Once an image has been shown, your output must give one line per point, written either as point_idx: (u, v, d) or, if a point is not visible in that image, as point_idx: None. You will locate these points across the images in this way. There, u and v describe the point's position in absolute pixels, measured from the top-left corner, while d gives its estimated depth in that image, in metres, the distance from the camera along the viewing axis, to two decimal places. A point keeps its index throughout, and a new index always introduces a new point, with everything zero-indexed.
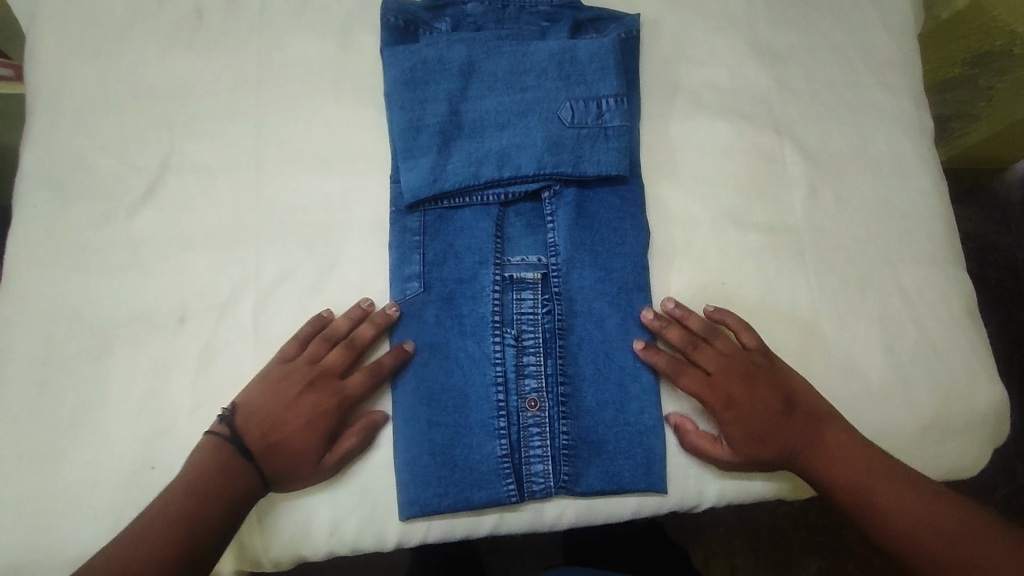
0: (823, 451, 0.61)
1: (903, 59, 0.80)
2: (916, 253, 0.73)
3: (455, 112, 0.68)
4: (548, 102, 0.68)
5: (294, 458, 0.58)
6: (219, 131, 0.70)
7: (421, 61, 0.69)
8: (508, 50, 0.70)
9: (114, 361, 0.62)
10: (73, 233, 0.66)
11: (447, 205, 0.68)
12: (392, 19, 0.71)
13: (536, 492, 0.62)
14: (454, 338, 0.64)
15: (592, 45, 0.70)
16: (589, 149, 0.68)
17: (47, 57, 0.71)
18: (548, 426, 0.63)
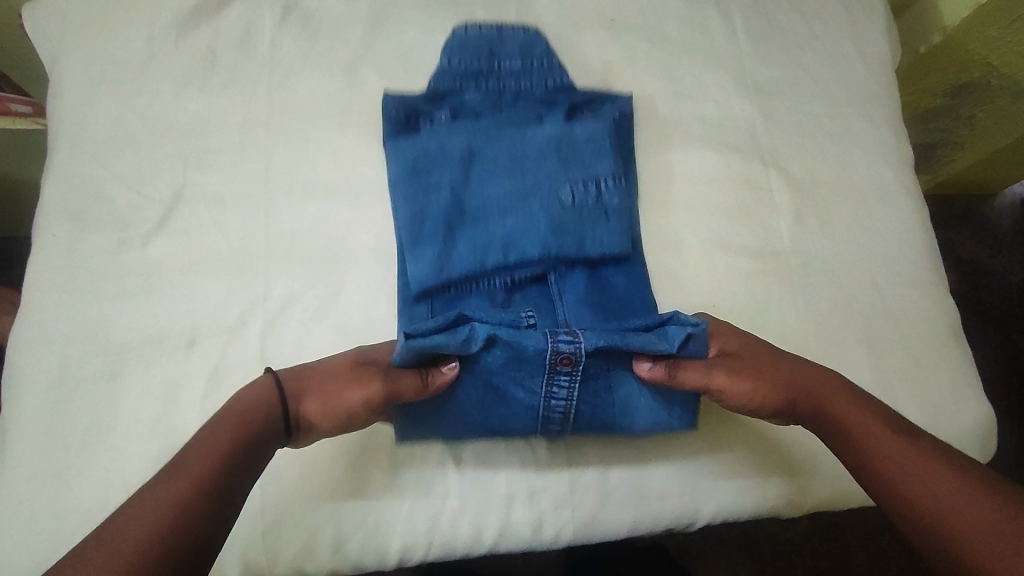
0: (836, 399, 0.59)
1: (883, 90, 0.84)
2: (901, 275, 0.75)
3: (458, 200, 0.71)
4: (549, 186, 0.71)
5: (315, 381, 0.57)
6: (229, 163, 0.74)
7: (424, 153, 0.72)
8: (507, 137, 0.73)
9: (128, 382, 0.65)
10: (89, 260, 0.70)
11: (454, 293, 0.69)
12: (392, 117, 0.74)
13: (563, 344, 0.59)
14: (473, 405, 0.62)
15: (588, 128, 0.74)
16: (590, 229, 0.70)
17: (68, 96, 0.76)
18: (572, 407, 0.62)
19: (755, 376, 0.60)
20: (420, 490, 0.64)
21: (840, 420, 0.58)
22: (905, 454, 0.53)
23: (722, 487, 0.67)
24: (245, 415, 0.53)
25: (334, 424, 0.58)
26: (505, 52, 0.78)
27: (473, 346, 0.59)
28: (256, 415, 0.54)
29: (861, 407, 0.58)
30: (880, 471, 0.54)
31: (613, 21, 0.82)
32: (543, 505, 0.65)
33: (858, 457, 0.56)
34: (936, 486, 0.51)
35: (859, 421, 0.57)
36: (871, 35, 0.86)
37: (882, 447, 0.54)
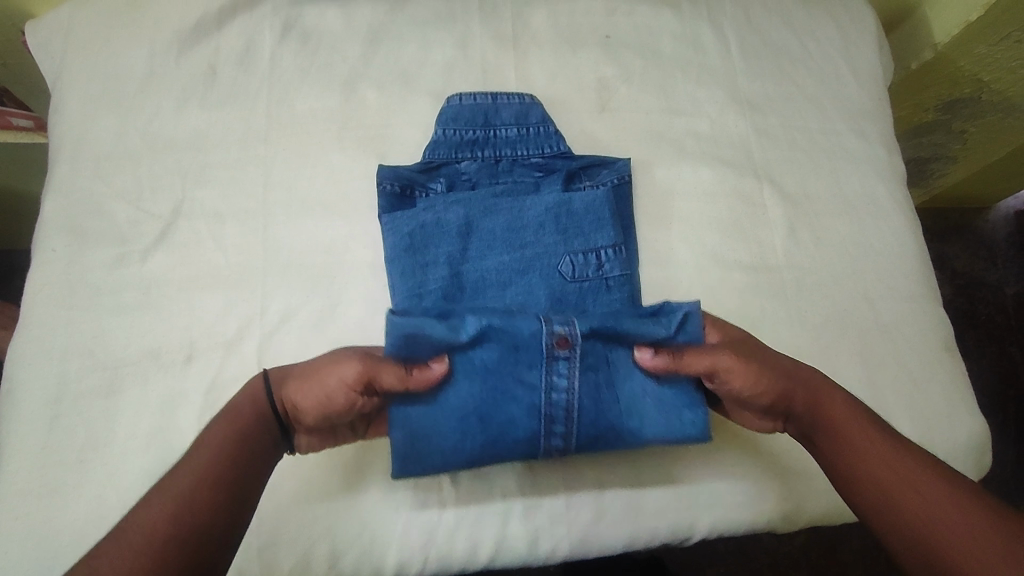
0: (837, 406, 0.57)
1: (874, 106, 0.85)
2: (894, 290, 0.76)
3: (456, 274, 0.68)
4: (549, 258, 0.69)
5: (299, 370, 0.57)
6: (228, 179, 0.75)
7: (420, 227, 0.69)
8: (505, 207, 0.70)
9: (126, 397, 0.65)
10: (88, 275, 0.70)
11: None
12: (387, 185, 0.72)
13: (555, 326, 0.60)
14: (476, 420, 0.60)
15: (587, 197, 0.71)
16: (592, 301, 0.68)
17: (69, 112, 0.77)
18: (572, 398, 0.60)
19: (760, 364, 0.58)
20: (416, 505, 0.64)
21: (840, 426, 0.56)
22: (891, 461, 0.52)
23: (717, 504, 0.67)
24: (236, 416, 0.54)
25: (319, 416, 0.56)
26: (500, 119, 0.76)
27: (465, 334, 0.60)
28: (243, 416, 0.54)
29: (858, 415, 0.56)
30: (865, 476, 0.52)
31: (608, 38, 0.83)
32: (538, 520, 0.65)
33: (845, 464, 0.54)
34: (918, 494, 0.49)
35: (852, 426, 0.55)
36: (863, 52, 0.87)
37: (866, 454, 0.53)
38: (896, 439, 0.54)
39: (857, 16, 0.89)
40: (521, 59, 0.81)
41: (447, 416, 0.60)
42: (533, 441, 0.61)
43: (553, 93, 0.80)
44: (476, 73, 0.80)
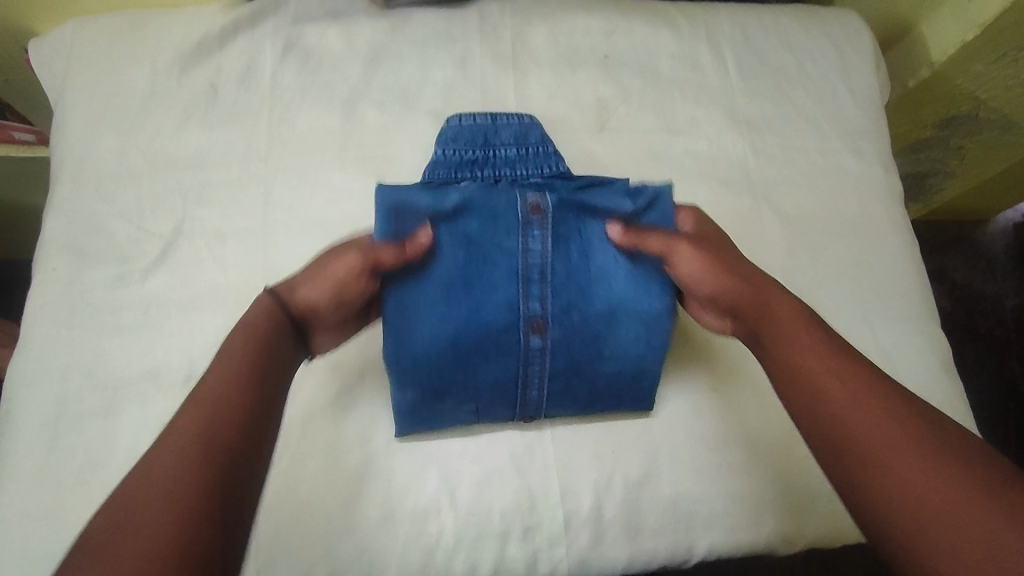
0: (780, 305, 0.57)
1: (871, 125, 0.85)
2: (892, 310, 0.76)
3: None
4: None
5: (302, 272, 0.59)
6: (228, 198, 0.75)
7: None
8: None
9: (125, 418, 0.66)
10: (88, 295, 0.70)
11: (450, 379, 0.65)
12: (384, 209, 0.62)
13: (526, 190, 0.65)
14: (461, 287, 0.63)
15: None
16: None
17: (72, 132, 0.77)
18: (546, 265, 0.64)
19: (714, 257, 0.61)
20: (414, 527, 0.64)
21: (778, 324, 0.56)
22: (845, 387, 0.49)
23: (718, 525, 0.67)
24: (256, 324, 0.53)
25: (331, 300, 0.58)
26: (500, 139, 0.75)
27: (450, 203, 0.63)
28: (266, 322, 0.54)
29: (811, 329, 0.54)
30: (813, 395, 0.50)
31: (606, 58, 0.84)
32: (537, 541, 0.65)
33: (795, 381, 0.52)
34: (868, 424, 0.46)
35: (803, 343, 0.53)
36: (860, 71, 0.88)
37: (819, 376, 0.50)
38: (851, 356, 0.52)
39: (854, 36, 0.89)
40: (521, 78, 0.82)
41: (431, 286, 0.62)
42: (513, 306, 0.63)
43: (553, 113, 0.81)
44: (476, 93, 0.81)
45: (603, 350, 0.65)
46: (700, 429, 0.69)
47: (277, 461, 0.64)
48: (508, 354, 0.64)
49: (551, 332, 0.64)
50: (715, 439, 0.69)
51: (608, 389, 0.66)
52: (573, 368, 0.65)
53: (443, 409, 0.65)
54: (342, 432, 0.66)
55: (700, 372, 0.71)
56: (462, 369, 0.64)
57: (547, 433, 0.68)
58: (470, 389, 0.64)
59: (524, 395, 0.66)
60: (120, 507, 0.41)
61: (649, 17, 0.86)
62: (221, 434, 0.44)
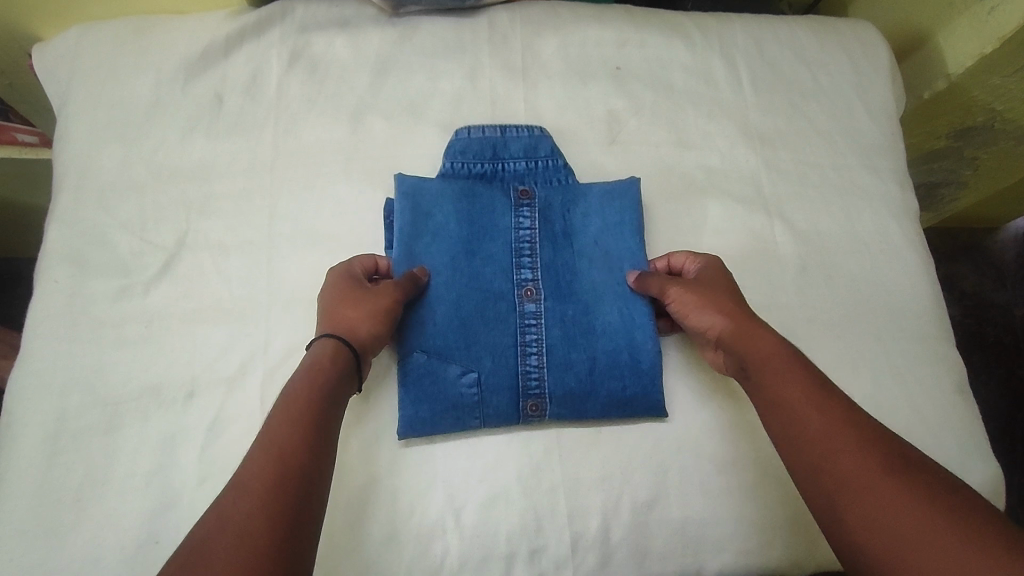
0: (761, 339, 0.61)
1: (886, 139, 0.84)
2: (907, 329, 0.75)
3: (459, 289, 0.69)
4: (550, 269, 0.71)
5: (340, 317, 0.62)
6: (233, 210, 0.74)
7: (422, 242, 0.70)
8: (503, 225, 0.72)
9: (126, 434, 0.65)
10: (90, 307, 0.69)
11: (455, 366, 0.67)
12: (403, 200, 0.71)
13: (515, 179, 0.74)
14: (462, 256, 0.70)
15: (590, 217, 0.73)
16: (600, 311, 0.70)
17: (75, 141, 0.76)
18: (537, 240, 0.72)
19: (704, 292, 0.65)
20: (418, 549, 0.63)
21: (756, 356, 0.60)
22: (830, 421, 0.53)
23: (728, 548, 0.66)
24: (315, 364, 0.59)
25: (382, 331, 0.63)
26: (509, 152, 0.75)
27: (456, 184, 0.72)
28: (324, 360, 0.59)
29: (792, 364, 0.58)
30: (792, 423, 0.55)
31: (618, 69, 0.83)
32: (544, 563, 0.64)
33: (778, 413, 0.57)
34: (845, 459, 0.51)
35: (785, 378, 0.57)
36: (875, 84, 0.86)
37: (801, 413, 0.55)
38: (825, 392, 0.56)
39: (869, 49, 0.88)
40: (531, 90, 0.81)
41: (440, 252, 0.70)
42: (508, 273, 0.70)
43: (562, 126, 0.79)
44: (486, 105, 0.80)
45: (595, 322, 0.70)
46: (711, 451, 0.68)
47: None
48: (504, 318, 0.69)
49: (542, 298, 0.70)
50: (726, 460, 0.68)
51: (608, 367, 0.68)
52: (569, 339, 0.69)
53: (445, 380, 0.66)
54: (347, 450, 0.65)
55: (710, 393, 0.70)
56: (465, 333, 0.68)
57: (555, 446, 0.67)
58: (473, 354, 0.67)
59: (523, 365, 0.68)
60: (216, 520, 0.48)
61: (660, 27, 0.85)
62: (293, 457, 0.52)
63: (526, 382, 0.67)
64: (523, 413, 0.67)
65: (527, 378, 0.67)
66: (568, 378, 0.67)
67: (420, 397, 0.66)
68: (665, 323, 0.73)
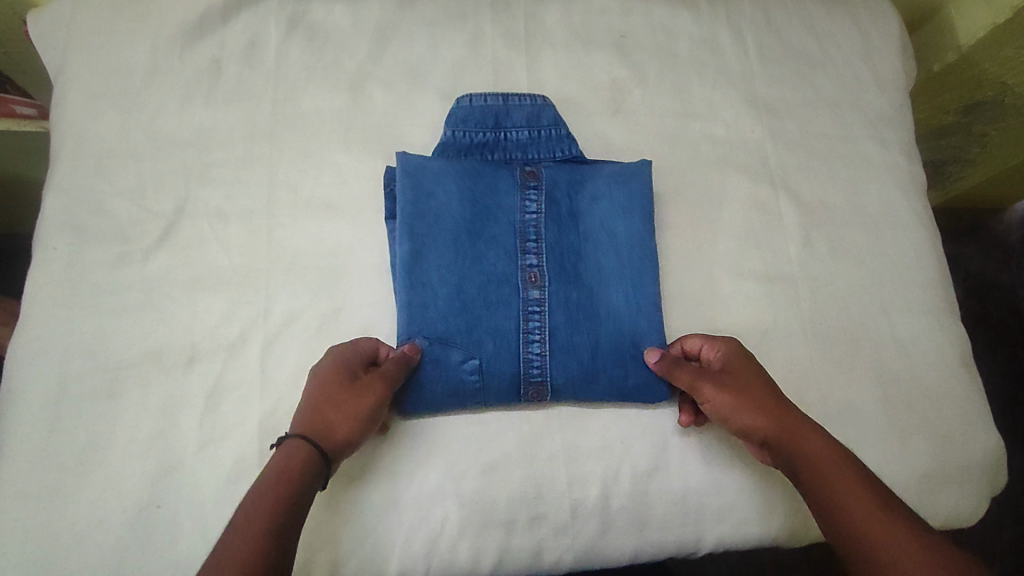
0: (811, 444, 0.59)
1: (894, 111, 0.83)
2: (911, 302, 0.74)
3: (461, 273, 0.67)
4: (556, 254, 0.69)
5: (321, 418, 0.59)
6: (232, 177, 0.73)
7: (424, 223, 0.68)
8: (508, 208, 0.69)
9: (126, 400, 0.65)
10: (88, 274, 0.69)
11: (457, 352, 0.65)
12: (404, 179, 0.69)
13: (521, 158, 0.73)
14: (465, 239, 0.68)
15: (597, 197, 0.71)
16: (605, 296, 0.68)
17: (72, 107, 0.75)
18: (542, 222, 0.69)
19: (741, 394, 0.62)
20: (418, 515, 0.63)
21: (810, 463, 0.59)
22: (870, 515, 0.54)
23: (727, 516, 0.66)
24: (285, 471, 0.56)
25: (358, 435, 0.60)
26: (512, 122, 0.73)
27: (459, 162, 0.70)
28: (295, 468, 0.56)
29: (842, 466, 0.58)
30: (863, 545, 0.53)
31: (622, 38, 0.81)
32: (543, 530, 0.64)
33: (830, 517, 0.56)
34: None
35: (851, 493, 0.56)
36: (884, 55, 0.85)
37: (850, 510, 0.55)
38: (884, 503, 0.55)
39: (879, 20, 0.86)
40: (534, 58, 0.79)
41: (442, 233, 0.68)
42: (512, 257, 0.68)
43: (566, 95, 0.78)
44: (488, 74, 0.78)
45: (599, 307, 0.68)
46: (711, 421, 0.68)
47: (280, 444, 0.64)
48: (507, 303, 0.67)
49: (547, 282, 0.68)
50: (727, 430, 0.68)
51: (611, 354, 0.67)
52: (572, 324, 0.67)
53: (446, 365, 0.65)
54: None
55: None
56: (467, 319, 0.66)
57: (556, 424, 0.67)
58: (474, 339, 0.66)
59: (526, 352, 0.66)
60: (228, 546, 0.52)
61: None
62: (296, 489, 0.55)
63: (528, 368, 0.66)
64: (524, 398, 0.66)
65: (529, 364, 0.66)
66: (571, 363, 0.66)
67: (420, 382, 0.64)
68: (682, 413, 0.67)
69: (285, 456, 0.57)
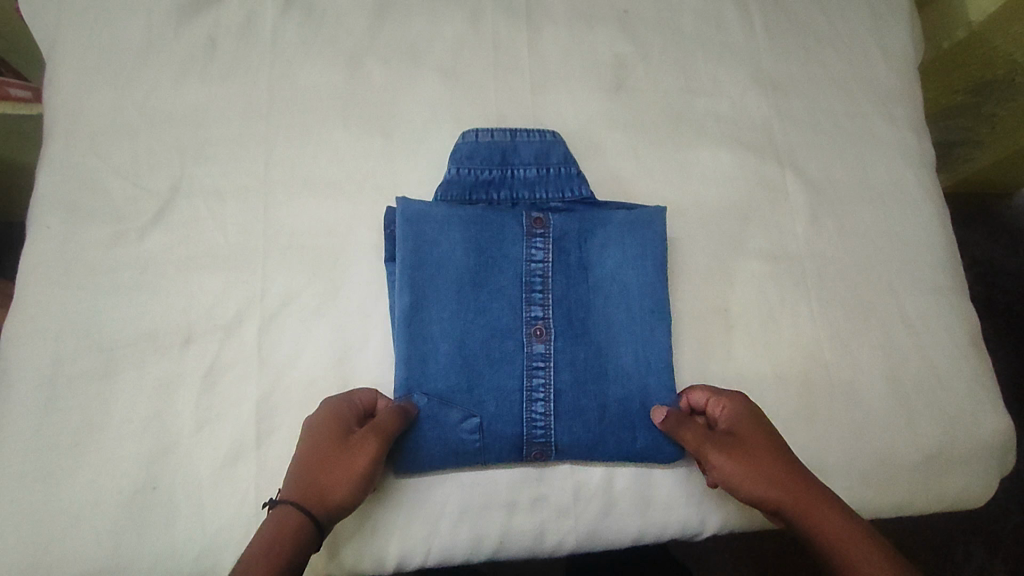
0: (830, 516, 0.55)
1: (903, 87, 0.81)
2: (920, 281, 0.73)
3: (463, 328, 0.64)
4: (563, 309, 0.66)
5: (314, 480, 0.55)
6: (227, 155, 0.72)
7: (425, 274, 0.65)
8: (513, 261, 0.66)
9: (122, 381, 0.64)
10: (81, 253, 0.68)
11: (456, 411, 0.62)
12: (404, 225, 0.66)
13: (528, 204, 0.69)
14: (469, 293, 0.65)
15: (609, 249, 0.67)
16: (613, 356, 0.65)
17: (64, 83, 0.73)
18: (549, 271, 0.66)
19: (746, 453, 0.58)
20: (418, 498, 0.62)
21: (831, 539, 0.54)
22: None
23: (731, 501, 0.65)
24: (274, 539, 0.51)
25: (354, 497, 0.56)
26: (519, 158, 0.70)
27: (464, 208, 0.67)
28: (284, 535, 0.52)
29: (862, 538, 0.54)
30: None
31: (625, 13, 0.79)
32: (545, 513, 0.63)
33: None
34: None
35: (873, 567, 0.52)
36: (893, 30, 0.83)
37: None
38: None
39: None
40: (536, 34, 0.78)
41: (444, 285, 0.65)
42: (516, 310, 0.65)
43: (567, 71, 0.77)
44: (488, 50, 0.77)
45: (607, 365, 0.65)
46: None
47: (277, 426, 0.63)
48: (510, 360, 0.64)
49: (553, 338, 0.65)
50: None
51: (620, 415, 0.64)
52: (579, 383, 0.64)
53: (445, 424, 0.62)
54: None
55: (715, 341, 0.68)
56: (469, 376, 0.63)
57: (558, 471, 0.64)
58: (475, 398, 0.63)
59: (529, 412, 0.63)
60: None
61: None
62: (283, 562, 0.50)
63: (531, 430, 0.63)
64: (525, 459, 0.63)
65: (532, 425, 0.63)
66: (576, 425, 0.63)
67: (418, 446, 0.61)
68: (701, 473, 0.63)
69: (271, 527, 0.52)
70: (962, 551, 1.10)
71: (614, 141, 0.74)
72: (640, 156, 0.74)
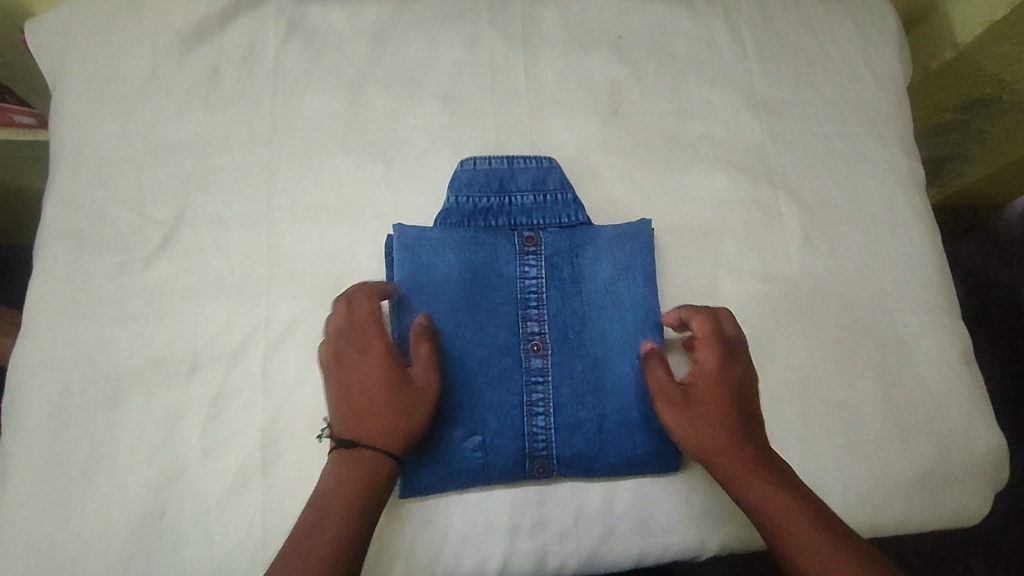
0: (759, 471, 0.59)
1: (892, 108, 0.83)
2: (912, 300, 0.74)
3: (461, 346, 0.65)
4: (558, 324, 0.67)
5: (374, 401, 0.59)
6: (232, 184, 0.73)
7: (423, 296, 0.66)
8: (508, 277, 0.68)
9: (128, 409, 0.65)
10: (88, 283, 0.69)
11: (457, 429, 0.63)
12: (402, 252, 0.67)
13: (521, 224, 0.71)
14: (466, 312, 0.66)
15: (602, 264, 0.69)
16: (610, 369, 0.66)
17: (71, 114, 0.75)
18: (544, 290, 0.68)
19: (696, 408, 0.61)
20: (420, 522, 0.63)
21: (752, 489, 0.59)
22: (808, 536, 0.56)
23: (730, 520, 0.66)
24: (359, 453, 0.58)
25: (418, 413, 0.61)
26: (516, 185, 0.71)
27: (458, 232, 0.68)
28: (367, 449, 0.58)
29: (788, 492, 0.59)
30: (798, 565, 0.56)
31: (620, 38, 0.81)
32: (547, 536, 0.64)
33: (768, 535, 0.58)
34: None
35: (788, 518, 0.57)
36: (882, 52, 0.85)
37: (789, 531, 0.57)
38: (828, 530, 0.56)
39: (876, 17, 0.86)
40: (533, 60, 0.79)
41: (442, 306, 0.66)
42: (513, 327, 0.67)
43: (564, 97, 0.78)
44: (486, 76, 0.78)
45: (605, 379, 0.66)
46: None
47: (282, 452, 0.64)
48: (509, 377, 0.65)
49: (550, 353, 0.66)
50: None
51: (619, 427, 0.65)
52: (578, 398, 0.65)
53: (447, 443, 0.63)
54: None
55: None
56: (469, 394, 0.64)
57: (558, 493, 0.65)
58: (477, 415, 0.64)
59: (530, 428, 0.64)
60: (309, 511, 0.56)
61: None
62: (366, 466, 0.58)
63: (532, 444, 0.64)
64: (528, 475, 0.64)
65: (535, 440, 0.64)
66: (576, 439, 0.64)
67: (422, 462, 0.62)
68: None
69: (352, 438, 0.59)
70: (960, 564, 1.10)
71: (611, 165, 0.76)
72: (636, 180, 0.76)
